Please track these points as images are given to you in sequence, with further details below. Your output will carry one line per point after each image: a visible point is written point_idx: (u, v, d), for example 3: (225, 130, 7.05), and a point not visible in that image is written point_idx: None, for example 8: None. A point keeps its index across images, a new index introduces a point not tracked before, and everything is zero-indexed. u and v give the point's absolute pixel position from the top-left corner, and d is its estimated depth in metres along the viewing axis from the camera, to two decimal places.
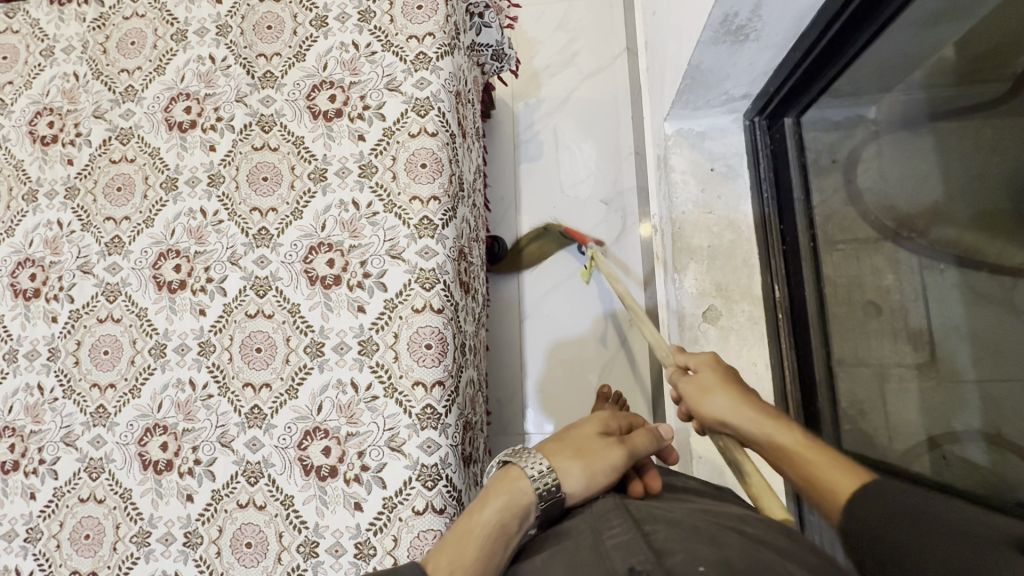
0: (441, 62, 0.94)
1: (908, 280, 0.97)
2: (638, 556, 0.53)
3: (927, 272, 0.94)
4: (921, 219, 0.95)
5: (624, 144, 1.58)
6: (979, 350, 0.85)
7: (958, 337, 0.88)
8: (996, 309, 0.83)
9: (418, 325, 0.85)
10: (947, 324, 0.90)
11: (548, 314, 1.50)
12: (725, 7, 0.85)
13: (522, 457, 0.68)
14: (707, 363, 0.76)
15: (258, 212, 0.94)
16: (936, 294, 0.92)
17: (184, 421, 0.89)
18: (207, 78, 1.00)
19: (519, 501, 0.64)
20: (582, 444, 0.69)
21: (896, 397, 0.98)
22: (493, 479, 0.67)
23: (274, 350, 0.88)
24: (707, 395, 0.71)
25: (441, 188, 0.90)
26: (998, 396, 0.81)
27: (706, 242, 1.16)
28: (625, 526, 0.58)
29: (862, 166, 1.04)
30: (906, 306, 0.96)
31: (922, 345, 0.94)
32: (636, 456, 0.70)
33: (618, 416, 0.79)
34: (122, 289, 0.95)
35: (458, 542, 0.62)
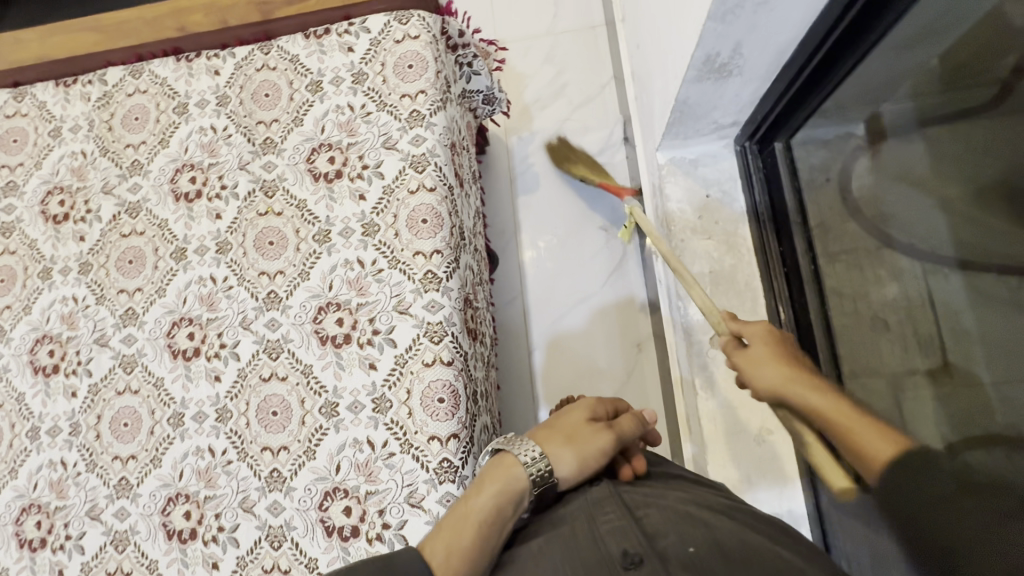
0: (434, 118, 0.97)
1: (913, 288, 0.95)
2: (631, 540, 0.59)
3: (931, 277, 0.91)
4: (920, 226, 0.92)
5: (619, 170, 1.61)
6: (991, 352, 0.82)
7: (971, 340, 0.85)
8: (1006, 313, 0.79)
9: (429, 379, 0.86)
10: (961, 330, 0.87)
11: (556, 343, 1.52)
12: (706, 49, 0.88)
13: (514, 445, 0.69)
14: (762, 334, 0.74)
15: (266, 275, 0.96)
16: (944, 298, 0.90)
17: (205, 488, 0.90)
18: (210, 148, 1.03)
19: (512, 487, 0.66)
20: (571, 429, 0.71)
21: None
22: (487, 466, 0.69)
23: (289, 413, 0.90)
24: (761, 365, 0.71)
25: (443, 242, 0.92)
26: (1013, 398, 0.78)
27: (707, 267, 1.17)
28: (617, 508, 0.63)
29: (857, 180, 1.02)
30: (914, 310, 0.95)
31: (933, 351, 0.92)
32: (623, 438, 0.72)
33: (604, 399, 0.78)
34: (138, 360, 0.97)
35: (453, 528, 0.64)
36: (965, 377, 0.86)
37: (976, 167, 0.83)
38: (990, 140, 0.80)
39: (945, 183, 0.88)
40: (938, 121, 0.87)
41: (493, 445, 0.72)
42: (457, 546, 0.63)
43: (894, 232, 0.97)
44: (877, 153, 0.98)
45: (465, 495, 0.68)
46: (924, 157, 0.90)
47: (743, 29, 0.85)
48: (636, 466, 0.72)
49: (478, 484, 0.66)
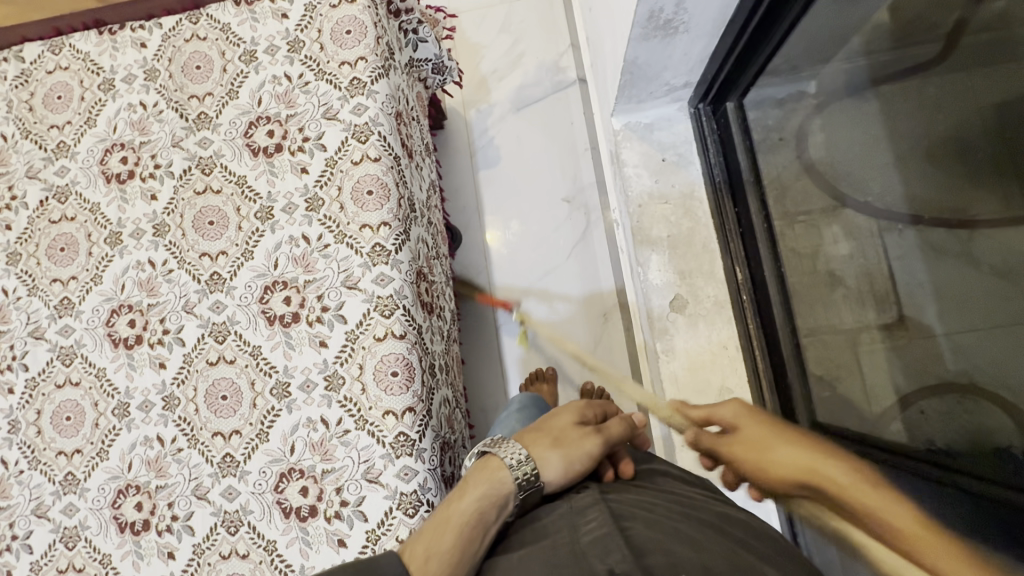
0: (376, 85, 0.93)
1: (865, 246, 0.96)
2: (615, 556, 0.57)
3: (886, 233, 0.93)
4: (874, 181, 0.94)
5: (580, 140, 1.59)
6: (945, 306, 0.84)
7: (925, 295, 0.87)
8: (955, 261, 0.82)
9: (382, 353, 0.84)
10: (913, 284, 0.89)
11: (522, 317, 1.51)
12: (649, 4, 0.85)
13: (501, 447, 0.72)
14: (742, 412, 0.86)
15: (208, 256, 0.92)
16: (897, 253, 0.92)
17: (156, 478, 0.87)
18: (141, 125, 0.98)
19: (499, 490, 0.68)
20: (559, 434, 0.74)
21: (869, 360, 0.97)
22: (474, 469, 0.71)
23: (240, 397, 0.87)
24: (769, 448, 0.80)
25: (391, 213, 0.89)
26: (968, 347, 0.79)
27: (665, 232, 1.17)
28: (602, 520, 0.62)
29: (811, 138, 1.04)
30: (865, 267, 0.97)
31: (888, 309, 0.93)
32: (610, 442, 0.76)
33: (593, 404, 0.83)
34: (77, 351, 0.93)
35: (435, 531, 0.65)
36: (920, 327, 0.88)
37: (925, 127, 0.87)
38: (938, 95, 0.85)
39: (895, 140, 0.91)
40: (893, 78, 0.91)
41: (479, 449, 0.74)
42: (438, 549, 0.63)
43: (845, 185, 0.99)
44: (831, 114, 1.01)
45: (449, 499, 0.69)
46: (875, 112, 0.94)
47: None
48: (623, 471, 0.74)
49: (464, 486, 0.68)
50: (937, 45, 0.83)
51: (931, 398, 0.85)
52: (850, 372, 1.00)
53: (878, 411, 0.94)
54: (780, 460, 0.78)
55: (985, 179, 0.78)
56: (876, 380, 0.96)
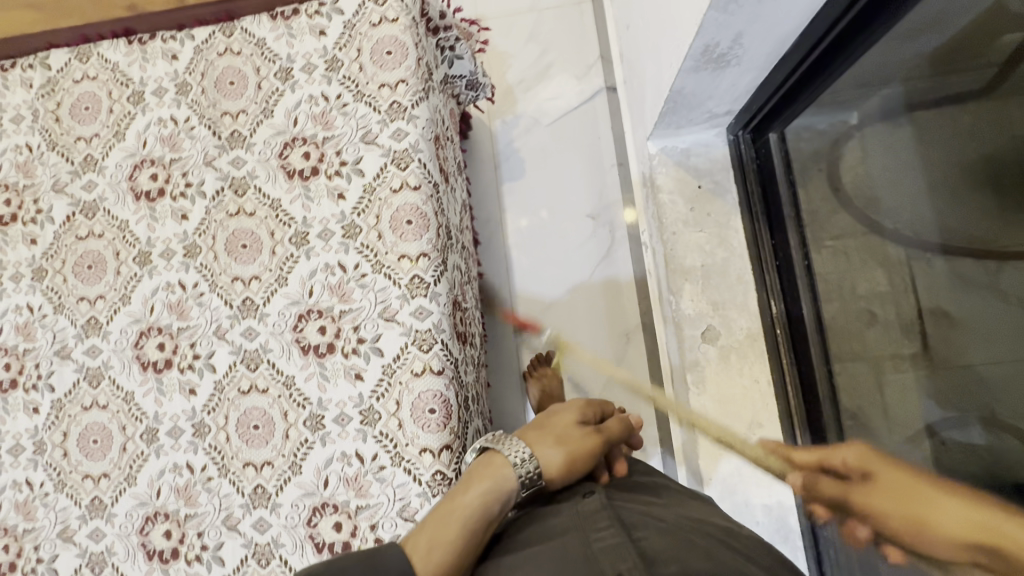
0: (416, 110, 0.90)
1: (899, 282, 0.95)
2: (626, 562, 0.56)
3: (913, 263, 0.92)
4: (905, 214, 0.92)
5: (606, 155, 1.56)
6: (973, 335, 0.83)
7: (949, 322, 0.87)
8: (981, 293, 0.81)
9: (419, 389, 0.83)
10: (939, 308, 0.89)
11: (544, 335, 1.49)
12: (705, 39, 0.83)
13: (503, 444, 0.70)
14: (861, 455, 0.83)
15: (241, 281, 0.90)
16: (926, 283, 0.91)
17: (186, 507, 0.86)
18: (171, 141, 0.95)
19: (503, 487, 0.66)
20: (561, 431, 0.72)
21: (893, 388, 0.98)
22: (477, 464, 0.69)
23: (272, 427, 0.86)
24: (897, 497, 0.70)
25: (430, 244, 0.87)
26: (998, 380, 0.79)
27: (699, 261, 1.15)
28: (615, 529, 0.61)
29: (845, 166, 1.02)
30: (897, 300, 0.96)
31: (916, 336, 0.93)
32: (610, 444, 0.75)
33: (592, 400, 0.81)
34: (104, 373, 0.91)
35: (439, 523, 0.63)
36: (947, 360, 0.88)
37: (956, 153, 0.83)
38: (976, 119, 0.79)
39: (930, 167, 0.87)
40: (925, 101, 0.85)
41: (482, 444, 0.72)
42: (443, 543, 0.62)
43: (884, 219, 0.96)
44: (868, 150, 0.98)
45: (452, 492, 0.67)
46: (910, 140, 0.89)
47: (744, 19, 0.80)
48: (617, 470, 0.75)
49: (468, 482, 0.66)
50: (984, 78, 0.76)
51: (955, 430, 0.86)
52: (874, 406, 1.02)
53: (897, 441, 0.96)
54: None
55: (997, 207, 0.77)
56: (900, 408, 0.97)
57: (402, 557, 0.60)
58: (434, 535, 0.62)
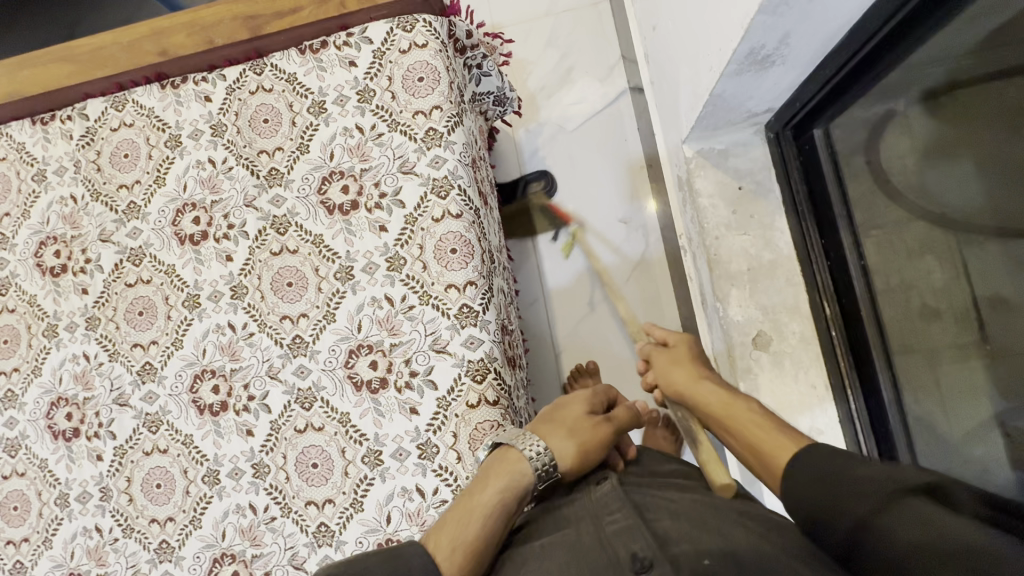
0: (453, 136, 0.89)
1: (952, 271, 0.92)
2: (639, 543, 0.56)
3: (966, 249, 0.89)
4: (953, 201, 0.89)
5: (635, 158, 1.53)
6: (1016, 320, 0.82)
7: (1008, 309, 0.83)
8: None
9: (476, 421, 0.82)
10: (995, 296, 0.85)
11: (583, 344, 1.47)
12: (751, 42, 0.80)
13: (519, 439, 0.69)
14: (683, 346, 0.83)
15: (289, 319, 0.90)
16: (979, 268, 0.87)
17: (252, 547, 0.86)
18: (211, 183, 0.96)
19: (517, 483, 0.66)
20: (573, 424, 0.71)
21: (951, 380, 0.94)
22: (491, 461, 0.69)
23: (330, 464, 0.86)
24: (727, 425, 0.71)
25: (476, 271, 0.86)
26: None
27: (744, 265, 1.11)
28: (626, 511, 0.61)
29: (885, 144, 0.98)
30: (951, 291, 0.93)
31: (971, 324, 0.90)
32: (619, 431, 0.74)
33: (599, 388, 0.80)
34: (163, 418, 0.92)
35: (459, 521, 0.64)
36: (1006, 347, 0.84)
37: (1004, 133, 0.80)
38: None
39: (977, 147, 0.84)
40: (964, 86, 0.83)
41: (496, 440, 0.72)
42: (459, 541, 0.62)
43: (933, 208, 0.93)
44: (920, 138, 0.93)
45: (468, 490, 0.68)
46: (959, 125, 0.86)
47: (793, 20, 0.77)
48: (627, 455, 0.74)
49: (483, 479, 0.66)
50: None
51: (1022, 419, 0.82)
52: (931, 395, 0.97)
53: (960, 434, 0.92)
54: (709, 395, 0.74)
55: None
56: (959, 401, 0.93)
57: (423, 555, 0.61)
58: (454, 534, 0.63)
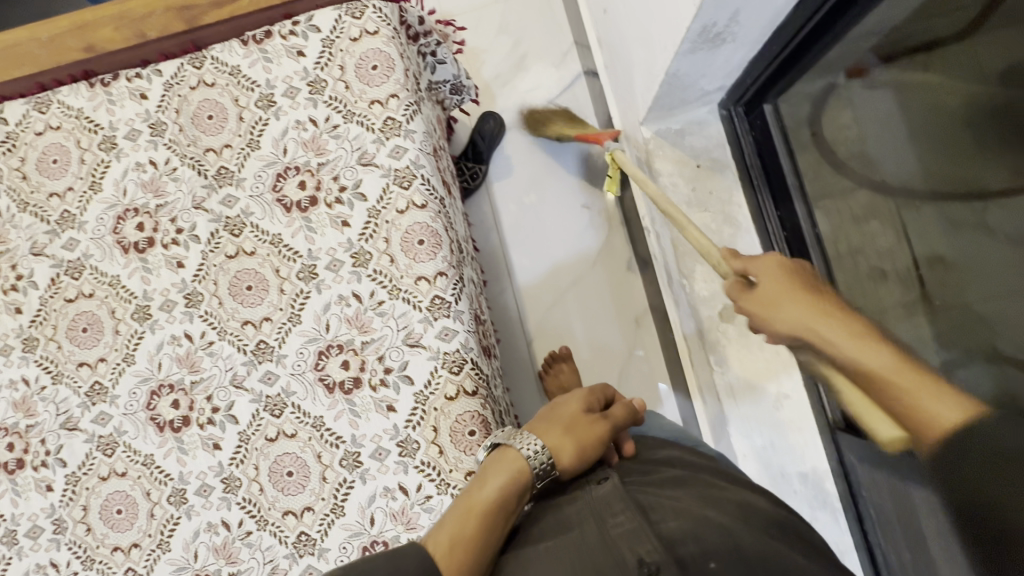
0: (412, 124, 0.87)
1: (895, 233, 0.96)
2: (646, 547, 0.54)
3: (905, 212, 0.94)
4: (891, 165, 0.93)
5: (594, 143, 1.54)
6: (964, 274, 0.85)
7: (947, 266, 0.88)
8: (973, 233, 0.84)
9: (456, 413, 0.80)
10: (934, 254, 0.90)
11: (555, 329, 1.48)
12: (703, 20, 0.81)
13: (514, 438, 0.68)
14: (772, 267, 0.66)
15: (251, 324, 0.86)
16: (917, 229, 0.93)
17: (228, 565, 0.82)
18: (154, 186, 0.90)
19: (519, 479, 0.64)
20: (569, 422, 0.70)
21: None
22: (490, 460, 0.67)
23: (307, 471, 0.82)
24: (773, 306, 0.64)
25: (445, 262, 0.84)
26: (994, 316, 0.81)
27: (706, 241, 1.14)
28: (630, 512, 0.58)
29: (828, 116, 1.02)
30: (894, 252, 0.97)
31: (913, 282, 0.94)
32: (616, 428, 0.73)
33: (595, 388, 0.79)
34: (118, 440, 0.86)
35: (460, 519, 0.61)
36: (948, 302, 0.89)
37: (942, 98, 0.84)
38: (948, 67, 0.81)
39: (909, 116, 0.89)
40: (896, 58, 0.87)
41: (494, 441, 0.71)
42: (462, 536, 0.59)
43: (873, 174, 0.97)
44: (858, 110, 0.97)
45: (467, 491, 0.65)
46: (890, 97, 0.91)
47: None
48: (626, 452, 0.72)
49: (484, 475, 0.64)
50: (960, 23, 0.77)
51: (963, 369, 0.86)
52: None
53: None
54: (783, 323, 0.62)
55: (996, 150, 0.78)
56: None
57: (424, 552, 0.57)
58: (456, 528, 0.59)
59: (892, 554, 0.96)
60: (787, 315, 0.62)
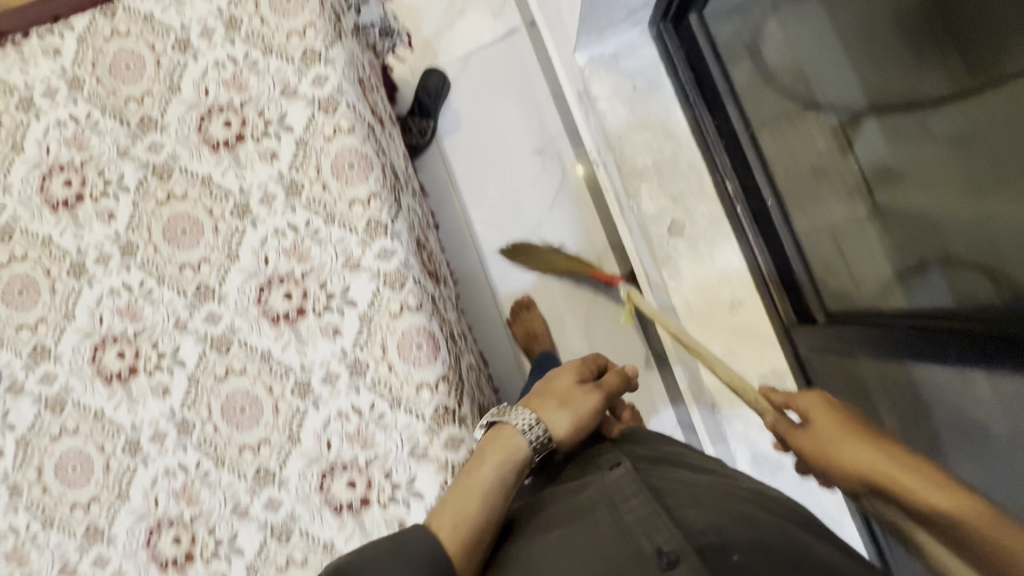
0: (332, 51, 0.86)
1: (838, 142, 0.93)
2: (663, 534, 0.50)
3: (846, 122, 0.90)
4: (829, 79, 0.90)
5: (538, 89, 1.54)
6: (906, 182, 0.80)
7: (892, 173, 0.83)
8: (915, 139, 0.77)
9: (401, 329, 0.80)
10: (880, 163, 0.85)
11: (520, 276, 1.48)
12: None
13: (508, 414, 0.64)
14: (818, 403, 0.56)
15: (190, 267, 0.85)
16: (864, 140, 0.87)
17: (189, 508, 0.82)
18: (77, 141, 0.88)
19: (517, 458, 0.61)
20: (564, 393, 0.67)
21: (852, 252, 0.94)
22: (483, 438, 0.63)
23: (259, 405, 0.82)
24: (830, 442, 0.52)
25: (378, 184, 0.84)
26: (943, 224, 0.74)
27: (649, 160, 1.15)
28: (644, 497, 0.54)
29: (766, 35, 1.00)
30: (843, 163, 0.93)
31: (863, 194, 0.90)
32: (610, 397, 0.69)
33: (586, 356, 0.75)
34: (67, 397, 0.85)
35: (460, 502, 0.58)
36: (897, 211, 0.83)
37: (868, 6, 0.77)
38: None
39: (838, 24, 0.84)
40: None
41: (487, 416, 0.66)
42: (466, 521, 0.57)
43: (812, 87, 0.94)
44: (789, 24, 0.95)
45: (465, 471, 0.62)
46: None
47: None
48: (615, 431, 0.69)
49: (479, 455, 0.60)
50: None
51: (915, 275, 0.80)
52: (838, 264, 0.97)
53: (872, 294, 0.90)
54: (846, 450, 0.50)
55: (929, 56, 0.69)
56: (861, 268, 0.92)
57: (428, 537, 0.55)
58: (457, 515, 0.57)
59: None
60: (848, 453, 0.50)
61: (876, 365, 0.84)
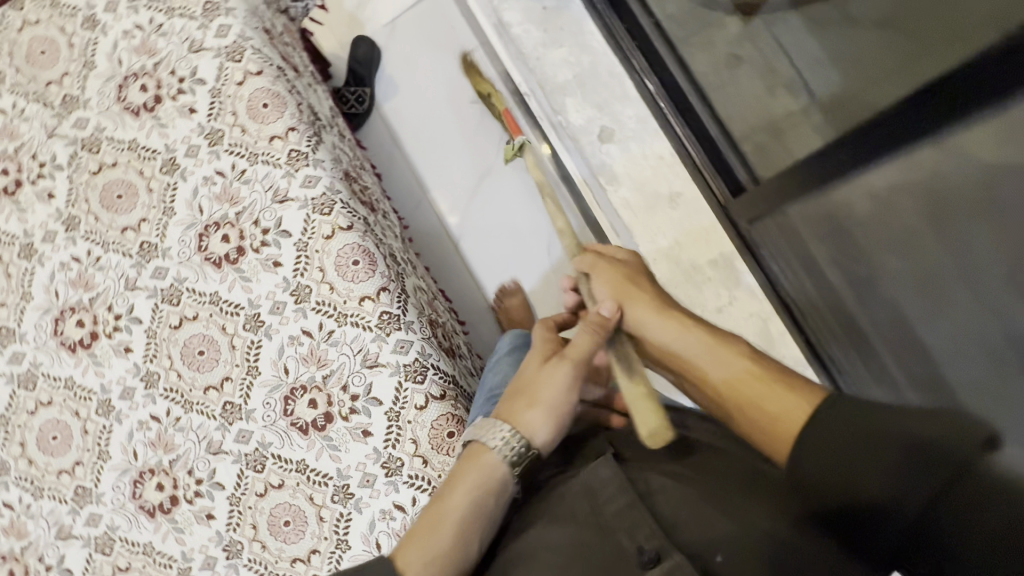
0: (231, 2, 0.90)
1: (768, 50, 1.10)
2: (643, 532, 0.51)
3: (774, 31, 1.09)
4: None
5: (465, 38, 1.50)
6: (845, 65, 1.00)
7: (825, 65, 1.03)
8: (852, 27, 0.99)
9: (336, 249, 0.84)
10: (811, 61, 1.05)
11: (477, 225, 1.42)
12: None
13: (484, 431, 0.60)
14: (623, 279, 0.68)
15: (131, 229, 0.89)
16: (794, 44, 1.07)
17: (167, 454, 0.85)
18: (9, 131, 0.93)
19: (490, 484, 0.57)
20: (529, 384, 0.62)
21: (793, 138, 1.05)
22: (459, 462, 0.59)
23: (216, 345, 0.85)
24: (625, 298, 0.66)
25: (294, 118, 0.87)
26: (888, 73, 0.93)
27: (570, 74, 1.16)
28: (620, 486, 0.54)
29: None
30: (772, 67, 1.09)
31: (798, 90, 1.06)
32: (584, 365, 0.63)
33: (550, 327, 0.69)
34: (36, 372, 0.89)
35: (430, 531, 0.55)
36: (836, 97, 1.01)
37: None
38: None
39: None
40: None
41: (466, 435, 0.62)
42: (437, 550, 0.54)
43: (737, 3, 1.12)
44: None
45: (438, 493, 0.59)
46: None
47: None
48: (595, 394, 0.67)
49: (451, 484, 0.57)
50: None
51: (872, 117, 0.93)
52: (777, 147, 1.06)
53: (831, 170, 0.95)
54: (651, 334, 0.63)
55: None
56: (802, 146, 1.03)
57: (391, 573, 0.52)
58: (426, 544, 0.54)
59: (822, 326, 1.00)
60: (654, 329, 0.63)
61: (806, 214, 1.01)
